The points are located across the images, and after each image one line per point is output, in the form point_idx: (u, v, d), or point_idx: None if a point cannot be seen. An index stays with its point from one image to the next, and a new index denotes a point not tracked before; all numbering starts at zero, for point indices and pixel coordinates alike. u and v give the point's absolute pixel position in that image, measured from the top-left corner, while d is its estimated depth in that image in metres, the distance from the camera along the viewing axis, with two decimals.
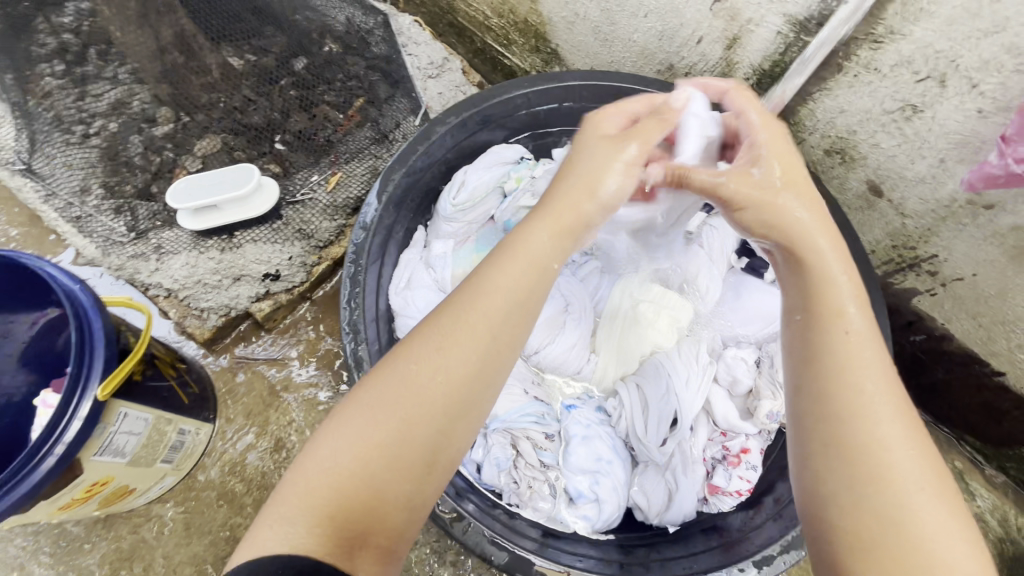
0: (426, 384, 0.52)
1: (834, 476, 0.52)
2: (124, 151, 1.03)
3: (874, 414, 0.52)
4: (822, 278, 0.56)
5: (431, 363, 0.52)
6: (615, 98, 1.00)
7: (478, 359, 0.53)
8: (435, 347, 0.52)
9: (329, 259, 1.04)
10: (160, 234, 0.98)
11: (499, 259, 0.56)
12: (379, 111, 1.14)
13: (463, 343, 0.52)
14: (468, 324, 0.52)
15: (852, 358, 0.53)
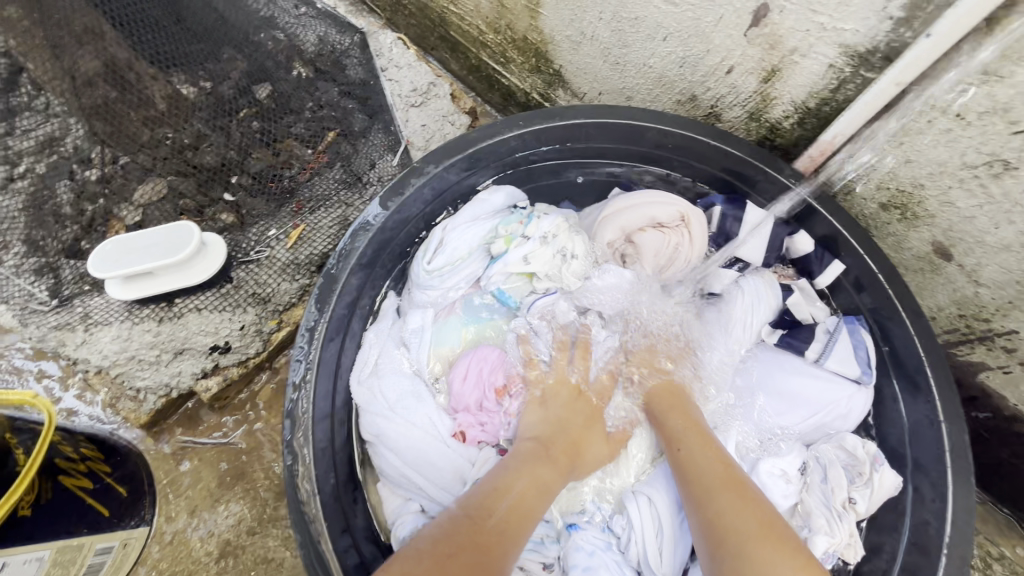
0: (460, 560, 0.48)
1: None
2: (51, 199, 0.88)
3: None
4: (666, 417, 0.71)
5: (463, 545, 0.50)
6: (627, 137, 0.85)
7: (505, 535, 0.53)
8: (465, 537, 0.51)
9: (290, 324, 0.88)
10: (87, 300, 0.83)
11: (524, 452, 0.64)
12: (352, 146, 0.99)
13: (497, 515, 0.55)
14: (506, 503, 0.56)
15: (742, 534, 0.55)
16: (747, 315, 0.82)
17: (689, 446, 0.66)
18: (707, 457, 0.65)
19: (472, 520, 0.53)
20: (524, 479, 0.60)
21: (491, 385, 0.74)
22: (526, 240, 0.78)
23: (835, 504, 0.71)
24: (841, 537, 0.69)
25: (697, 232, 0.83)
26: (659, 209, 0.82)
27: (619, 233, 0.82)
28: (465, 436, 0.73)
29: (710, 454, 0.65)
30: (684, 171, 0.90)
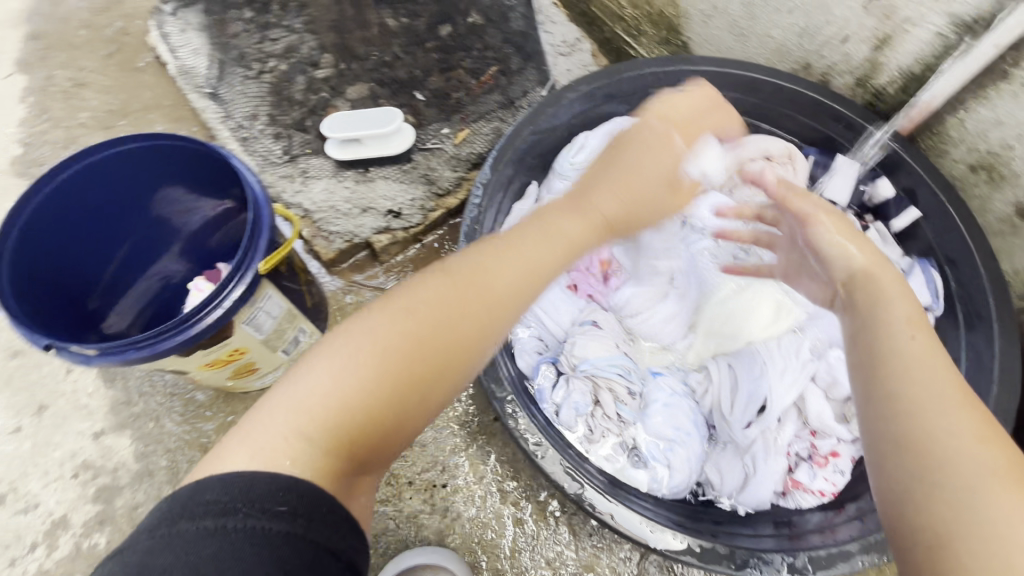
0: (398, 330, 0.56)
1: (903, 468, 0.51)
2: (288, 88, 1.18)
3: (936, 404, 0.52)
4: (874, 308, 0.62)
5: (400, 321, 0.56)
6: (744, 89, 1.00)
7: (469, 316, 0.58)
8: (406, 311, 0.57)
9: (445, 206, 1.13)
10: (308, 160, 1.12)
11: (534, 234, 0.65)
12: (508, 80, 1.20)
13: (434, 280, 0.59)
14: (464, 294, 0.59)
15: (904, 354, 0.56)
16: None
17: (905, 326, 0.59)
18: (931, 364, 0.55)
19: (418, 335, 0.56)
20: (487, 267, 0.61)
21: (597, 256, 0.94)
22: None
23: None
24: None
25: (800, 168, 1.00)
26: (773, 144, 1.00)
27: (734, 159, 1.00)
28: (576, 288, 0.93)
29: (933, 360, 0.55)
30: (792, 126, 1.04)
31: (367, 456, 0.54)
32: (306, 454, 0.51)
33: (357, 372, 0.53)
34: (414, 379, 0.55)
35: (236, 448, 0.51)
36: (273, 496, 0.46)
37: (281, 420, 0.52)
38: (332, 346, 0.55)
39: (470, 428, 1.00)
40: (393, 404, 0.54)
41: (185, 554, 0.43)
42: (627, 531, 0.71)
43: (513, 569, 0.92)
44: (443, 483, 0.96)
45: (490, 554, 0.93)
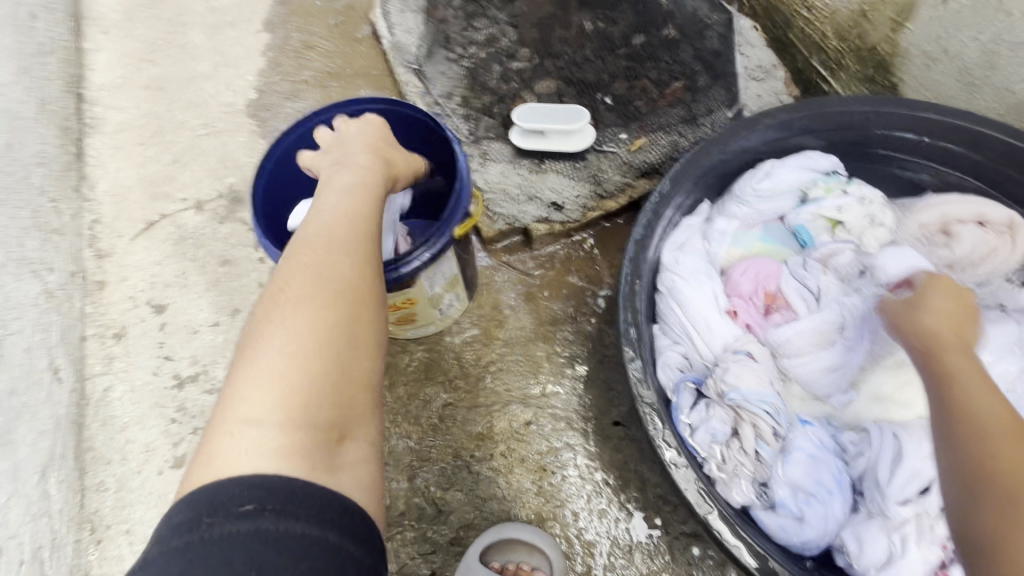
0: (313, 312, 0.60)
1: (970, 506, 0.61)
2: (483, 75, 1.28)
3: (993, 441, 0.62)
4: (955, 366, 0.68)
5: (292, 285, 0.62)
6: (967, 143, 0.91)
7: (356, 296, 0.63)
8: (279, 294, 0.62)
9: (604, 209, 1.16)
10: (488, 143, 1.19)
11: (348, 189, 0.73)
12: (693, 97, 1.20)
13: (317, 246, 0.65)
14: (323, 241, 0.66)
15: (972, 402, 0.64)
16: None
17: (968, 380, 0.66)
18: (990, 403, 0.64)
19: (331, 303, 0.61)
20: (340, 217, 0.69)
21: (764, 287, 0.91)
22: (846, 194, 0.95)
23: None
24: None
25: (1022, 242, 0.89)
26: (992, 209, 0.91)
27: (938, 218, 0.93)
28: (735, 314, 0.91)
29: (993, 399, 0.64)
30: (1016, 193, 0.92)
31: (339, 425, 0.57)
32: (278, 439, 0.54)
33: (288, 334, 0.59)
34: (342, 368, 0.59)
35: (203, 442, 0.55)
36: (238, 497, 0.50)
37: (242, 425, 0.54)
38: (279, 311, 0.61)
39: (589, 425, 1.03)
40: (330, 387, 0.58)
41: (220, 556, 0.47)
42: (756, 572, 0.72)
43: (606, 571, 0.93)
44: (554, 470, 1.00)
45: (586, 549, 0.94)
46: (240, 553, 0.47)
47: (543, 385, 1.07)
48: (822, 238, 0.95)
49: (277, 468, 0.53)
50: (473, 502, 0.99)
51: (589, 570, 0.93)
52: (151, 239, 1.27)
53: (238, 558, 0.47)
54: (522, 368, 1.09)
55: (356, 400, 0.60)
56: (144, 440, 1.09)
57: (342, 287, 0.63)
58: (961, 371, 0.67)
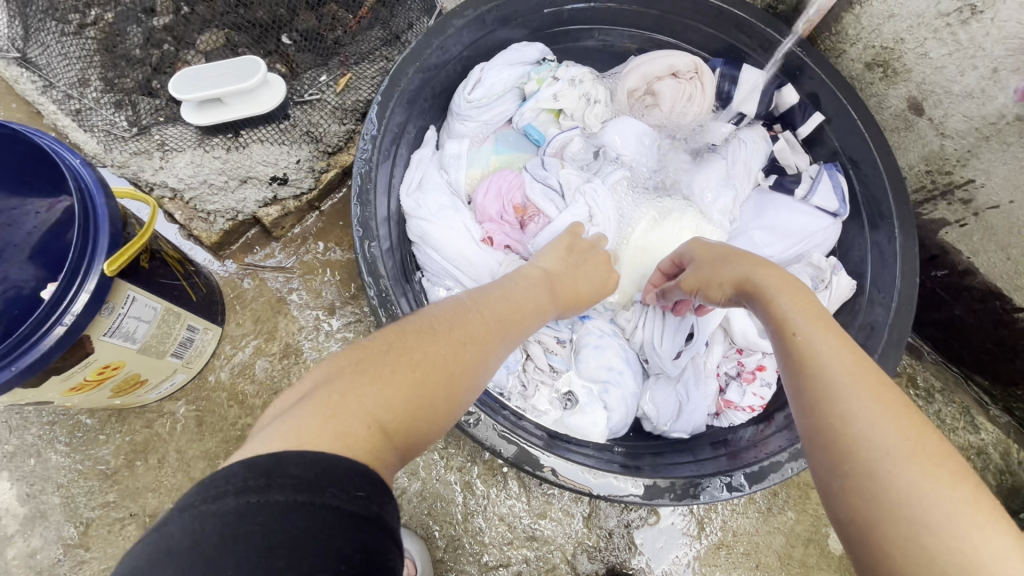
0: (439, 348, 0.48)
1: (828, 475, 0.44)
2: (121, 43, 0.98)
3: (842, 387, 0.46)
4: (773, 299, 0.57)
5: (459, 329, 0.51)
6: (643, 1, 0.92)
7: (506, 322, 0.56)
8: (458, 327, 0.51)
9: (338, 166, 1.01)
10: (163, 131, 0.94)
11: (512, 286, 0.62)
12: (389, 12, 1.05)
13: (475, 318, 0.53)
14: (503, 322, 0.55)
15: (814, 348, 0.50)
16: (745, 159, 0.94)
17: (800, 320, 0.53)
18: (829, 342, 0.50)
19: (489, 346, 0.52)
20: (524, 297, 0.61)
21: (510, 202, 0.88)
22: (557, 80, 0.92)
23: None
24: None
25: (709, 82, 0.95)
26: (679, 59, 0.95)
27: (641, 80, 0.95)
28: (492, 240, 0.86)
29: (835, 339, 0.50)
30: (697, 39, 0.99)
31: (407, 457, 0.43)
32: (321, 439, 0.38)
33: (416, 366, 0.46)
34: (446, 403, 0.47)
35: (279, 439, 0.37)
36: (354, 477, 0.35)
37: (318, 415, 0.39)
38: (456, 332, 0.51)
39: None
40: (407, 405, 0.43)
41: (271, 532, 0.31)
42: (570, 483, 0.69)
43: (468, 533, 0.90)
44: None
45: (443, 522, 0.90)
46: (278, 531, 0.31)
47: None
48: (551, 132, 0.94)
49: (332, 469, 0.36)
50: None
51: (451, 539, 0.90)
52: None
53: (280, 544, 0.31)
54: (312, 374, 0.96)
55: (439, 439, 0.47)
56: None
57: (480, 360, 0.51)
58: (789, 310, 0.54)
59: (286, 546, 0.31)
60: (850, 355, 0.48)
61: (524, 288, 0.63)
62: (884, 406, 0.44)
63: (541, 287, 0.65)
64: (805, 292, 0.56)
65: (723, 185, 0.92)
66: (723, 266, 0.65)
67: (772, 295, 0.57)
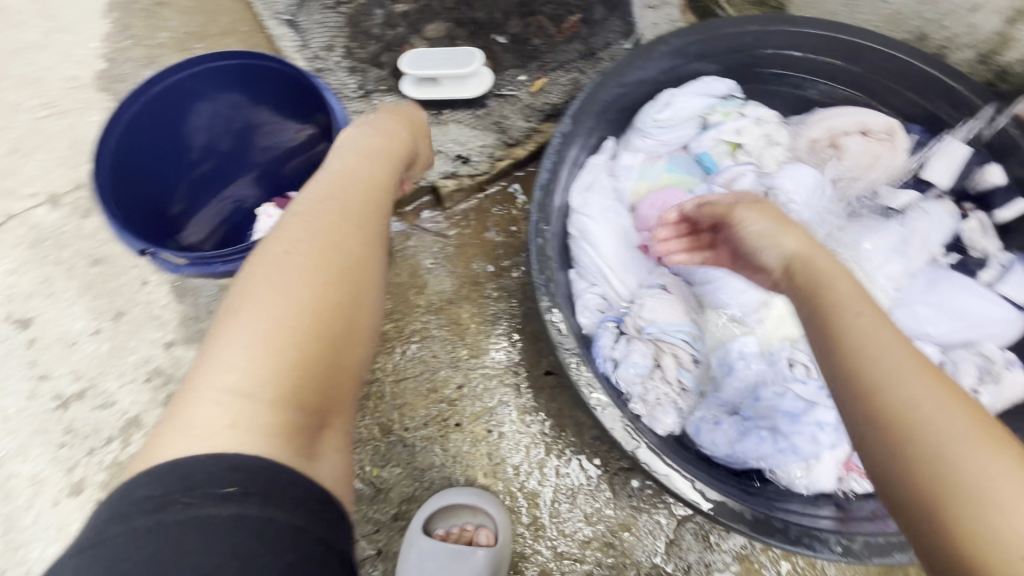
0: (296, 270, 0.51)
1: None
2: (366, 21, 1.16)
3: (897, 388, 0.46)
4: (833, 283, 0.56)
5: (287, 261, 0.51)
6: (849, 56, 0.93)
7: (365, 254, 0.55)
8: (282, 258, 0.51)
9: (513, 157, 1.10)
10: (381, 98, 1.11)
11: (337, 168, 0.63)
12: (590, 31, 1.15)
13: (302, 209, 0.56)
14: (339, 209, 0.57)
15: (875, 353, 0.49)
16: (926, 232, 0.90)
17: (851, 316, 0.52)
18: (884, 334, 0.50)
19: (325, 246, 0.53)
20: (365, 168, 0.64)
21: None
22: (742, 117, 0.96)
23: (960, 385, 0.82)
24: None
25: (901, 147, 0.94)
26: (873, 118, 0.94)
27: (827, 132, 0.96)
28: (647, 250, 0.92)
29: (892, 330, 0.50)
30: (895, 103, 0.97)
31: (319, 413, 0.48)
32: (224, 414, 0.44)
33: (265, 309, 0.48)
34: (328, 322, 0.49)
35: (180, 429, 0.44)
36: (215, 480, 0.41)
37: (213, 380, 0.45)
38: (246, 289, 0.50)
39: (520, 379, 1.01)
40: (285, 342, 0.47)
41: (196, 539, 0.39)
42: (680, 491, 0.72)
43: (552, 518, 0.94)
44: (490, 429, 0.98)
45: (532, 500, 0.95)
46: (198, 548, 0.39)
47: (470, 348, 1.03)
48: (724, 163, 0.96)
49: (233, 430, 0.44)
50: (412, 475, 0.96)
51: (535, 519, 0.94)
52: (0, 244, 1.09)
53: (213, 554, 0.39)
54: (445, 330, 1.04)
55: (354, 366, 0.51)
56: (31, 471, 0.97)
57: (336, 265, 0.52)
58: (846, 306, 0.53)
59: (188, 551, 0.39)
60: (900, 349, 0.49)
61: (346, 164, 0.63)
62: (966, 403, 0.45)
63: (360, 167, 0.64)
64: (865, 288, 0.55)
65: (895, 252, 0.89)
66: (773, 225, 0.64)
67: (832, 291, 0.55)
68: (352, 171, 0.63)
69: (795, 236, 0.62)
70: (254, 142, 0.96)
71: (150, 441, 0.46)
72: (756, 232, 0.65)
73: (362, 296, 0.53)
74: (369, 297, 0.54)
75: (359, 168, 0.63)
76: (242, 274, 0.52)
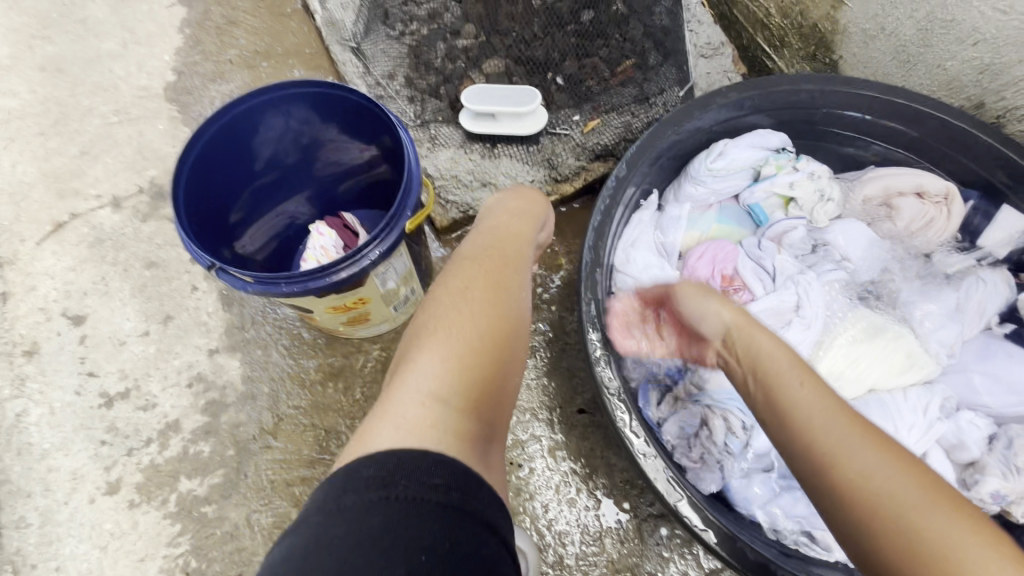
0: (480, 302, 0.59)
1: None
2: (427, 52, 1.20)
3: (847, 450, 0.51)
4: (767, 347, 0.63)
5: (466, 296, 0.59)
6: (906, 119, 0.94)
7: (518, 292, 0.63)
8: (464, 292, 0.60)
9: (560, 193, 1.12)
10: (438, 128, 1.14)
11: (491, 220, 0.73)
12: (644, 76, 1.17)
13: (470, 256, 0.65)
14: (500, 256, 0.66)
15: (829, 428, 0.53)
16: (981, 301, 0.89)
17: (793, 376, 0.58)
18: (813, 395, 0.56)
19: (495, 284, 0.62)
20: (513, 223, 0.72)
21: (723, 271, 0.92)
22: (796, 171, 0.96)
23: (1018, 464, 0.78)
24: (1017, 488, 0.77)
25: (956, 212, 0.93)
26: (930, 181, 0.94)
27: (881, 190, 0.95)
28: None
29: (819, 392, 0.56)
30: (950, 168, 0.96)
31: (488, 427, 0.56)
32: (428, 418, 0.51)
33: (455, 332, 0.56)
34: (499, 350, 0.57)
35: (392, 430, 0.50)
36: (426, 469, 0.46)
37: (417, 389, 0.53)
38: (435, 315, 0.58)
39: (554, 415, 1.01)
40: (474, 361, 0.55)
41: (364, 522, 0.43)
42: (725, 554, 0.72)
43: (577, 560, 0.93)
44: (520, 463, 0.98)
45: (558, 540, 0.94)
46: (373, 524, 0.43)
47: None
48: (774, 216, 0.98)
49: (437, 430, 0.51)
50: None
51: (560, 559, 0.93)
52: (62, 242, 1.14)
53: (376, 530, 0.42)
54: None
55: (510, 391, 0.59)
56: (70, 466, 0.99)
57: (508, 300, 0.61)
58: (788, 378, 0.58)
59: (371, 532, 0.42)
60: (838, 410, 0.54)
61: (499, 220, 0.72)
62: (891, 456, 0.50)
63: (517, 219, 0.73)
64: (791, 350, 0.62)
65: (946, 322, 0.88)
66: (710, 300, 0.69)
67: (780, 364, 0.60)
68: (506, 221, 0.72)
69: (726, 304, 0.68)
70: (319, 157, 0.96)
71: (349, 447, 0.52)
72: (692, 300, 0.72)
73: (520, 329, 0.61)
74: (523, 331, 0.62)
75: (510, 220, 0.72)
76: (423, 310, 0.61)
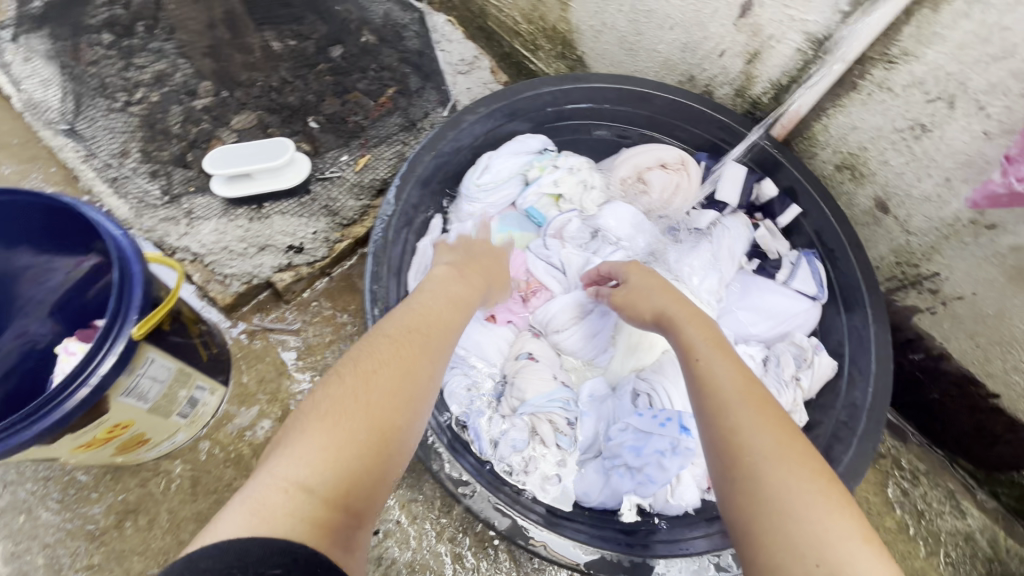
0: (370, 376, 0.57)
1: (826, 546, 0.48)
2: (162, 120, 1.07)
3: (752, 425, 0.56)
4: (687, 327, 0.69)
5: (370, 379, 0.56)
6: (637, 102, 1.04)
7: (413, 361, 0.61)
8: (370, 371, 0.57)
9: (350, 237, 1.06)
10: (192, 200, 1.02)
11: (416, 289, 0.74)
12: (408, 101, 1.16)
13: (381, 331, 0.64)
14: (416, 332, 0.65)
15: (737, 403, 0.58)
16: (729, 245, 1.02)
17: (704, 348, 0.65)
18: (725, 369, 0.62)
19: (397, 354, 0.60)
20: (434, 299, 0.72)
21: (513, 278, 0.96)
22: (557, 168, 1.02)
23: (784, 377, 0.93)
24: (787, 398, 0.91)
25: (695, 174, 1.05)
26: (667, 152, 1.04)
27: (632, 169, 1.05)
28: (496, 318, 0.94)
29: (730, 366, 0.63)
30: (684, 136, 1.09)
31: (362, 515, 0.49)
32: (291, 505, 0.46)
33: (336, 415, 0.52)
34: (382, 436, 0.53)
35: (240, 523, 0.44)
36: (266, 561, 0.40)
37: (293, 467, 0.48)
38: (323, 391, 0.55)
39: None
40: (367, 443, 0.52)
41: None
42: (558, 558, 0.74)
43: None
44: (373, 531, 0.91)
45: None
46: None
47: None
48: (550, 214, 1.03)
49: (298, 518, 0.46)
50: None
51: None
52: None
53: None
54: None
55: (390, 482, 0.53)
56: None
57: (403, 372, 0.58)
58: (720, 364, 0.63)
59: None
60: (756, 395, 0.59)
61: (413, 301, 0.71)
62: (784, 430, 0.55)
63: (454, 291, 0.75)
64: (714, 334, 0.68)
65: (708, 270, 1.00)
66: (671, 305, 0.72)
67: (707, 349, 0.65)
68: (426, 294, 0.73)
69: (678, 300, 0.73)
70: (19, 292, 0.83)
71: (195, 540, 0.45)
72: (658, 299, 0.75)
73: (420, 409, 0.58)
74: (420, 408, 0.58)
75: (432, 291, 0.73)
76: (323, 385, 0.57)
